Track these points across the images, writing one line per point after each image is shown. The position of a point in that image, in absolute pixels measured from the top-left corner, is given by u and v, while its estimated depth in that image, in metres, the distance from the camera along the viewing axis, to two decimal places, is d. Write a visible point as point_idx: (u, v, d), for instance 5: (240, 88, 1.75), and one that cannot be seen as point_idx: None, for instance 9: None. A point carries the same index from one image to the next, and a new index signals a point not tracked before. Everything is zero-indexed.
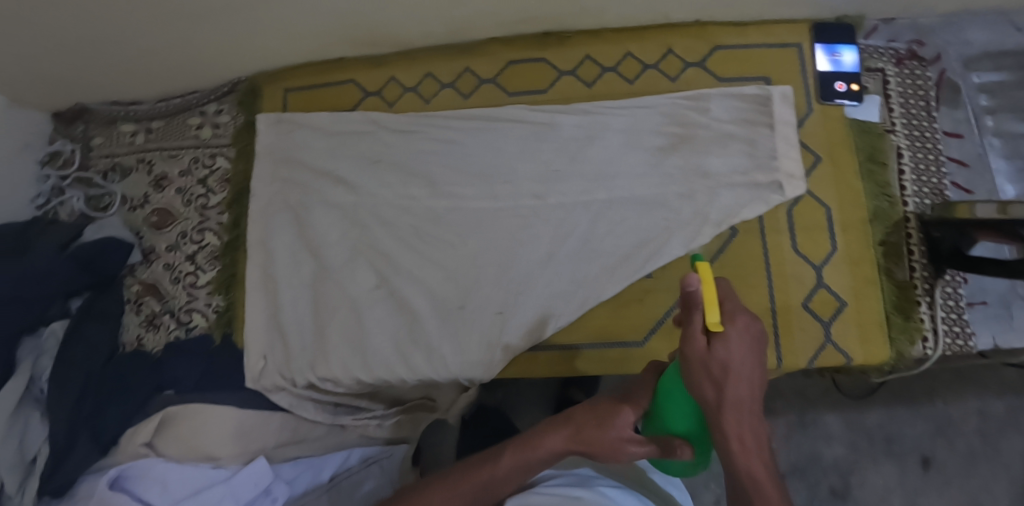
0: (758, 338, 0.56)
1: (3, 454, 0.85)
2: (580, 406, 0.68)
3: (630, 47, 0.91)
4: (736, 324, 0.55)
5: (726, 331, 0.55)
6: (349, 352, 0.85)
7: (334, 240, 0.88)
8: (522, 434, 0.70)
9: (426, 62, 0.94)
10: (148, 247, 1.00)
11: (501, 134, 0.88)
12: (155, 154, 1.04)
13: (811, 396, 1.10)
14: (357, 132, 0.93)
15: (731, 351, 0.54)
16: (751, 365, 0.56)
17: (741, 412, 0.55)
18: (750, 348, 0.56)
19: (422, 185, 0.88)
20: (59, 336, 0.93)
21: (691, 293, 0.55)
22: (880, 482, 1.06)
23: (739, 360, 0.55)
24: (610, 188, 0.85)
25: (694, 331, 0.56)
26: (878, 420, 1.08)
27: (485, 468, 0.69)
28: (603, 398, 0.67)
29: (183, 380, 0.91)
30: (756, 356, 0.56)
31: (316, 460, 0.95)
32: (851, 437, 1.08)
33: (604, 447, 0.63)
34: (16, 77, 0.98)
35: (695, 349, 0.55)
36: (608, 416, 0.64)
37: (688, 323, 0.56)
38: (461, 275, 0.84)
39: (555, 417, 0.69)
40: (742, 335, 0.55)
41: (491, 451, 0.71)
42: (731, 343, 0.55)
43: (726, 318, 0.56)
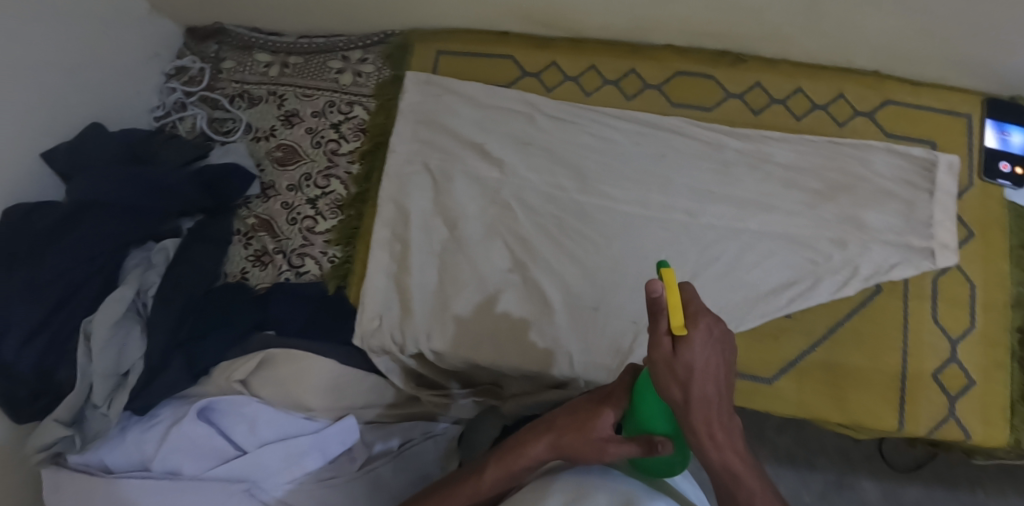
0: (721, 337, 0.52)
1: (101, 361, 0.82)
2: (558, 411, 0.68)
3: (803, 83, 0.89)
4: (702, 326, 0.50)
5: (691, 334, 0.50)
6: (471, 330, 0.83)
7: (472, 214, 0.86)
8: (508, 441, 0.70)
9: (592, 54, 0.92)
10: (268, 183, 0.97)
11: (660, 144, 0.87)
12: (289, 90, 1.01)
13: (853, 459, 1.11)
14: (508, 110, 0.90)
15: (698, 354, 0.50)
16: (718, 366, 0.52)
17: (712, 411, 0.53)
18: (718, 348, 0.51)
19: (572, 177, 0.86)
20: (168, 255, 0.91)
21: (652, 299, 0.50)
22: None
23: (708, 362, 0.51)
24: (762, 220, 0.84)
25: (659, 337, 0.51)
26: (917, 497, 1.08)
27: (469, 481, 0.69)
28: (582, 398, 0.66)
29: (289, 322, 0.89)
30: (723, 357, 0.52)
31: (389, 428, 0.92)
32: None
33: (590, 449, 0.62)
34: None
35: (659, 356, 0.51)
36: (588, 417, 0.64)
37: (653, 329, 0.51)
38: (601, 276, 0.83)
39: (537, 422, 0.69)
40: (708, 335, 0.51)
41: (478, 462, 0.71)
42: (696, 345, 0.50)
43: (689, 320, 0.51)
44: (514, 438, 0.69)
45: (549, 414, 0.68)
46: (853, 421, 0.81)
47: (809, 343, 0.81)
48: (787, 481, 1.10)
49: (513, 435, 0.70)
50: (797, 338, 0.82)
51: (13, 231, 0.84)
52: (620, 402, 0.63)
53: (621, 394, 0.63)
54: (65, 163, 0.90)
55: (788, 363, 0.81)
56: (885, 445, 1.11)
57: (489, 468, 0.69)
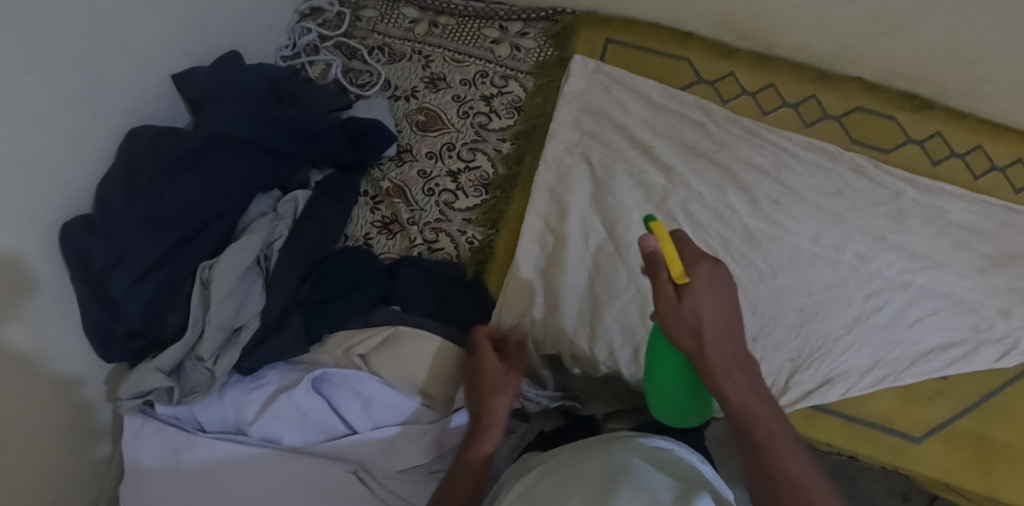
0: (723, 278, 0.54)
1: (220, 312, 0.75)
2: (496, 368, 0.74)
3: (984, 140, 0.85)
4: (701, 266, 0.54)
5: (692, 278, 0.53)
6: (620, 337, 0.79)
7: (635, 220, 0.82)
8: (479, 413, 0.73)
9: (775, 72, 0.88)
10: (405, 146, 0.91)
11: (836, 179, 0.84)
12: (436, 51, 0.94)
13: None
14: (683, 116, 0.86)
15: (702, 297, 0.53)
16: (726, 304, 0.54)
17: (726, 345, 0.54)
18: (722, 286, 0.54)
19: (744, 198, 0.83)
20: (295, 208, 0.84)
21: (648, 255, 0.55)
22: None
23: (713, 303, 0.53)
24: (931, 275, 0.82)
25: (660, 287, 0.54)
26: None
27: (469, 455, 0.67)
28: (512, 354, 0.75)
29: (419, 301, 0.83)
30: (729, 300, 0.54)
31: None
32: None
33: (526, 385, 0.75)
34: None
35: (666, 305, 0.54)
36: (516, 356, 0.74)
37: (655, 282, 0.54)
38: (763, 307, 0.80)
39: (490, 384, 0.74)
40: (710, 275, 0.54)
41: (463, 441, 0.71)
42: (699, 288, 0.53)
43: (689, 266, 0.54)
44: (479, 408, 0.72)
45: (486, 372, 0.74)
46: (995, 496, 0.78)
47: (960, 409, 0.80)
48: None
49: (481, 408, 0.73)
50: (949, 402, 0.80)
51: (136, 155, 0.76)
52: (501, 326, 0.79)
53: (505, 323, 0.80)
54: (199, 90, 0.81)
55: (938, 424, 0.80)
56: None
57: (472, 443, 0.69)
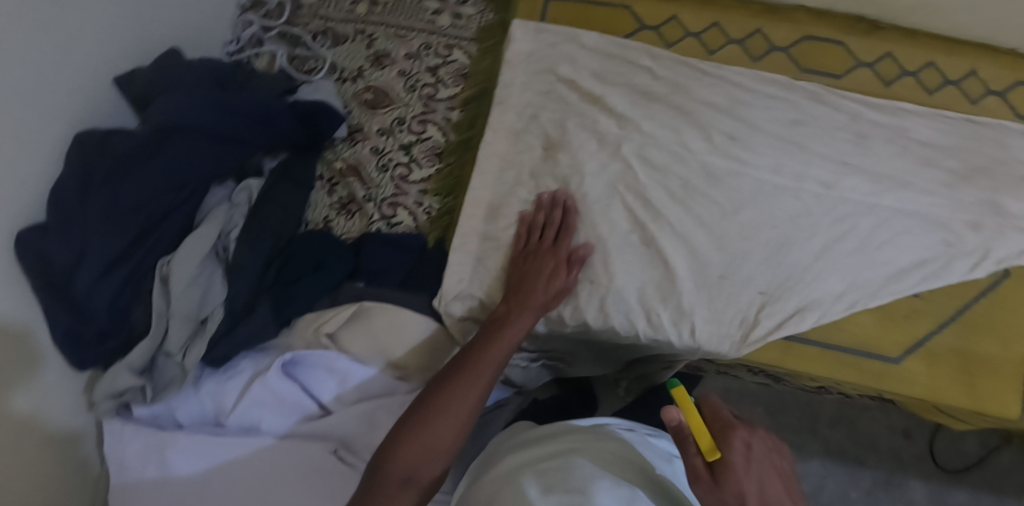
0: (760, 445, 0.56)
1: (184, 300, 0.76)
2: (509, 313, 0.74)
3: (936, 57, 0.85)
4: (735, 435, 0.55)
5: (724, 452, 0.55)
6: (586, 290, 0.78)
7: (592, 171, 0.81)
8: (452, 369, 0.69)
9: (718, 11, 0.87)
10: (356, 125, 0.90)
11: (792, 109, 0.83)
12: (379, 29, 0.94)
13: (904, 460, 1.16)
14: (631, 64, 0.85)
15: (742, 477, 0.53)
16: (771, 479, 0.54)
17: None
18: (761, 457, 0.56)
19: (701, 138, 0.81)
20: (250, 195, 0.84)
21: (675, 426, 0.56)
22: None
23: (754, 480, 0.53)
24: (898, 196, 0.80)
25: (694, 463, 0.55)
26: (964, 500, 1.15)
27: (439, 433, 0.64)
28: (539, 287, 0.75)
29: (387, 275, 0.83)
30: (774, 481, 0.54)
31: None
32: None
33: (558, 298, 0.76)
34: None
35: (702, 484, 0.54)
36: (545, 304, 0.75)
37: (686, 457, 0.56)
38: (730, 245, 0.78)
39: (486, 326, 0.74)
40: (744, 447, 0.55)
41: (420, 417, 0.65)
42: (737, 463, 0.54)
43: (722, 440, 0.56)
44: (465, 363, 0.69)
45: (500, 319, 0.74)
46: (980, 408, 0.78)
47: (938, 323, 0.79)
48: (835, 474, 1.16)
49: (457, 362, 0.70)
50: (927, 319, 0.79)
51: (88, 153, 0.75)
52: (531, 218, 0.80)
53: (536, 212, 0.80)
54: (146, 86, 0.82)
55: (918, 343, 0.78)
56: (935, 447, 1.17)
57: (451, 413, 0.66)
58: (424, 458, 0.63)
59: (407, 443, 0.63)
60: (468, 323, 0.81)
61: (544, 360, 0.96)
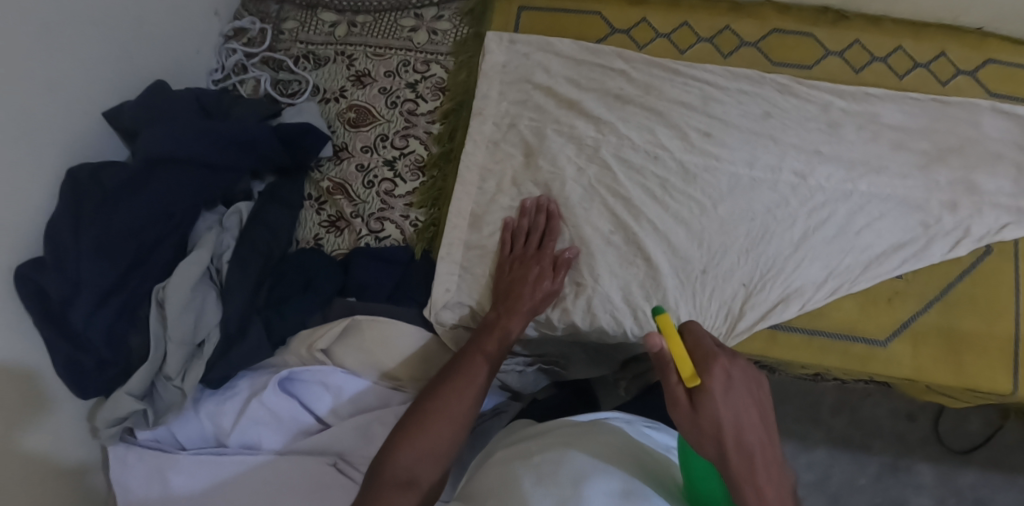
0: (739, 375, 0.54)
1: (178, 326, 0.77)
2: (498, 318, 0.75)
3: (904, 41, 0.87)
4: (716, 364, 0.53)
5: (705, 381, 0.52)
6: (572, 292, 0.80)
7: (570, 175, 0.83)
8: (447, 375, 0.70)
9: (686, 12, 0.89)
10: (340, 145, 0.92)
11: (763, 102, 0.84)
12: (358, 49, 0.96)
13: (910, 443, 1.15)
14: (603, 67, 0.87)
15: (719, 405, 0.51)
16: (746, 406, 0.53)
17: (753, 455, 0.51)
18: (740, 383, 0.54)
19: (675, 136, 0.83)
20: (240, 219, 0.87)
21: (657, 354, 0.52)
22: None
23: (732, 405, 0.52)
24: (872, 182, 0.82)
25: (672, 389, 0.52)
26: (973, 481, 1.14)
27: (428, 437, 0.65)
28: (529, 289, 0.76)
29: (376, 289, 0.85)
30: (749, 406, 0.53)
31: None
32: (941, 492, 1.14)
33: (545, 302, 0.78)
34: None
35: (682, 410, 0.52)
36: (535, 307, 0.77)
37: (666, 385, 0.53)
38: (710, 238, 0.80)
39: (478, 332, 0.75)
40: (724, 375, 0.53)
41: (410, 421, 0.66)
42: (715, 390, 0.52)
43: (703, 368, 0.53)
44: (458, 368, 0.71)
45: (492, 323, 0.75)
46: (970, 385, 0.78)
47: (922, 304, 0.79)
48: (841, 462, 1.15)
49: (450, 368, 0.71)
50: (911, 300, 0.79)
51: (80, 188, 0.78)
52: (515, 225, 0.82)
53: (520, 218, 0.81)
54: (133, 119, 0.84)
55: (902, 324, 0.79)
56: (941, 428, 1.16)
57: (448, 415, 0.67)
58: (422, 460, 0.64)
59: (405, 446, 0.64)
60: (458, 329, 0.83)
61: (539, 365, 0.98)
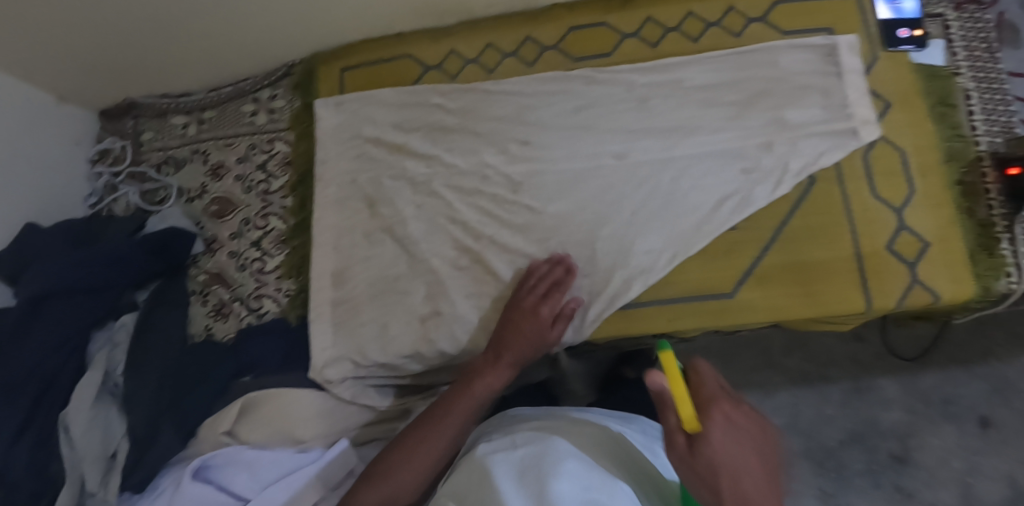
0: (743, 422, 0.55)
1: (88, 444, 0.83)
2: (484, 364, 0.79)
3: (692, 7, 0.91)
4: (717, 407, 0.54)
5: (706, 426, 0.53)
6: (439, 321, 0.85)
7: (410, 214, 0.89)
8: (422, 423, 0.77)
9: (488, 32, 0.94)
10: (210, 237, 0.98)
11: (574, 98, 0.88)
12: (210, 144, 1.02)
13: (865, 361, 1.16)
14: (423, 105, 0.92)
15: (716, 448, 0.52)
16: (748, 454, 0.53)
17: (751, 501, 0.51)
18: (744, 432, 0.54)
19: (497, 152, 0.88)
20: (130, 329, 0.92)
21: (658, 391, 0.54)
22: (938, 442, 1.10)
23: (730, 446, 0.53)
24: (688, 144, 0.85)
25: (672, 434, 0.54)
26: (934, 382, 1.13)
27: (394, 472, 0.75)
28: (519, 340, 0.77)
29: (264, 363, 0.91)
30: (751, 456, 0.53)
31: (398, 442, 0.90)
32: (908, 400, 1.13)
33: (539, 350, 0.79)
34: (83, 71, 0.98)
35: (679, 450, 0.53)
36: (521, 359, 0.79)
37: (666, 427, 0.54)
38: (549, 238, 0.84)
39: (460, 379, 0.80)
40: (726, 421, 0.54)
41: (388, 455, 0.76)
42: (716, 434, 0.53)
43: (705, 410, 0.54)
44: (433, 419, 0.77)
45: (477, 372, 0.79)
46: (829, 312, 0.80)
47: (760, 249, 0.82)
48: (805, 399, 1.15)
49: (430, 412, 0.78)
50: (750, 247, 0.82)
51: None
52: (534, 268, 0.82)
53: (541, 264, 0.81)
54: (10, 266, 0.88)
55: (744, 273, 0.81)
56: (889, 340, 1.16)
57: (415, 464, 0.75)
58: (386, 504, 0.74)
59: (370, 489, 0.74)
60: (348, 381, 0.89)
61: None
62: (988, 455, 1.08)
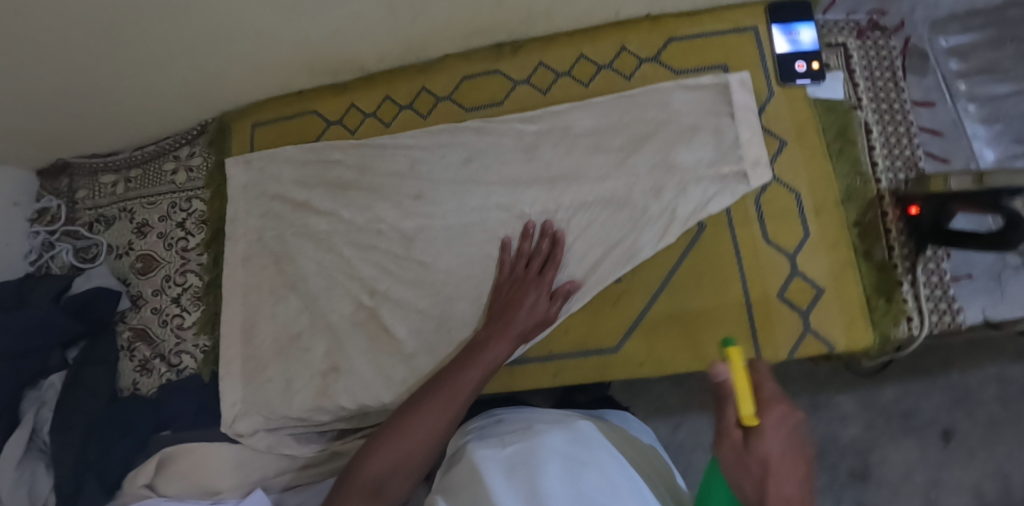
0: (801, 429, 0.55)
1: (14, 501, 0.88)
2: (489, 337, 0.77)
3: (584, 49, 0.89)
4: (775, 409, 0.55)
5: (763, 423, 0.54)
6: (339, 377, 0.87)
7: (312, 271, 0.91)
8: (428, 391, 0.75)
9: (385, 85, 0.94)
10: (136, 293, 1.02)
11: (464, 149, 0.88)
12: (135, 203, 1.06)
13: (821, 379, 0.98)
14: (323, 161, 0.94)
15: (771, 446, 0.53)
16: (798, 458, 0.53)
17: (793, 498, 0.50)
18: (797, 438, 0.55)
19: (391, 207, 0.89)
20: (58, 388, 0.94)
21: (720, 382, 0.56)
22: (902, 459, 0.95)
23: (784, 446, 0.53)
24: (574, 194, 0.84)
25: (728, 429, 0.56)
26: (895, 395, 0.96)
27: (411, 437, 0.72)
28: (524, 315, 0.78)
29: (181, 418, 0.95)
30: (803, 461, 0.53)
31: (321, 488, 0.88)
32: (868, 416, 0.97)
33: (540, 323, 0.79)
34: (11, 146, 1.01)
35: (729, 443, 0.55)
36: (524, 335, 0.78)
37: (723, 421, 0.56)
38: (438, 293, 0.85)
39: (467, 349, 0.78)
40: (784, 423, 0.55)
41: (400, 420, 0.73)
42: (770, 434, 0.54)
43: (763, 410, 0.56)
44: (441, 388, 0.74)
45: (481, 343, 0.77)
46: (717, 365, 0.79)
47: (646, 302, 0.81)
48: None
49: (440, 379, 0.76)
50: (635, 300, 0.81)
51: None
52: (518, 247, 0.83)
53: (523, 241, 0.82)
54: None
55: (631, 326, 0.81)
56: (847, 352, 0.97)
57: (424, 429, 0.72)
58: (395, 470, 0.71)
59: (379, 455, 0.71)
60: (261, 433, 0.93)
61: None
62: (954, 473, 0.93)
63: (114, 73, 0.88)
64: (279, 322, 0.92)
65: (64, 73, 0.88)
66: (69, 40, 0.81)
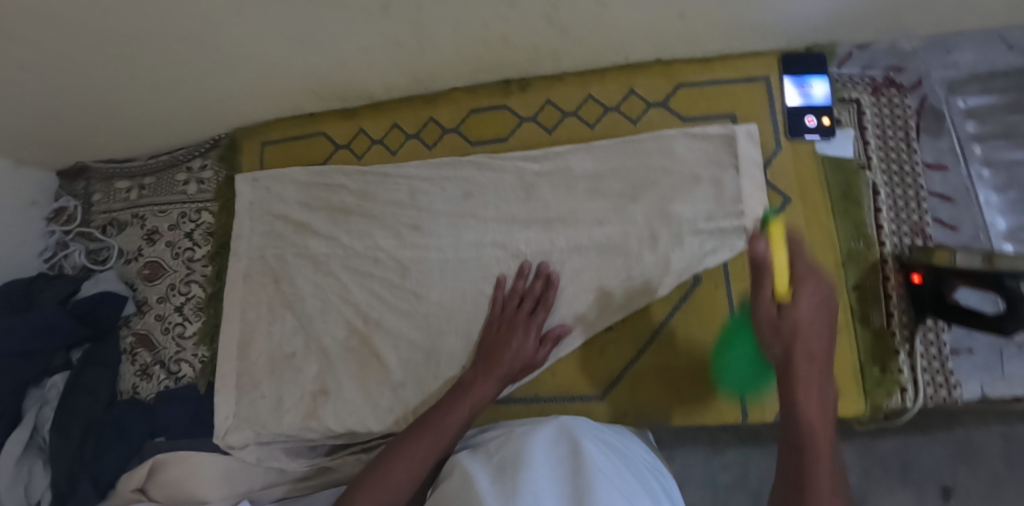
0: (828, 304, 0.64)
1: (10, 497, 0.91)
2: (475, 377, 0.78)
3: (591, 89, 0.89)
4: (811, 286, 0.63)
5: (795, 297, 0.63)
6: (328, 401, 0.88)
7: (309, 292, 0.92)
8: (414, 431, 0.75)
9: (393, 113, 0.95)
10: (142, 299, 1.05)
11: (465, 183, 0.89)
12: (148, 209, 1.08)
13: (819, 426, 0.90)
14: (327, 185, 0.95)
15: (800, 310, 0.62)
16: (822, 320, 0.62)
17: (812, 353, 0.60)
18: (825, 314, 0.63)
19: (389, 235, 0.90)
20: (61, 388, 0.98)
21: (761, 255, 0.62)
22: None
23: (810, 304, 0.62)
24: (571, 236, 0.84)
25: (763, 300, 0.63)
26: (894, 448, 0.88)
27: (396, 478, 0.72)
28: (510, 356, 0.78)
29: (173, 426, 0.98)
30: (828, 330, 0.63)
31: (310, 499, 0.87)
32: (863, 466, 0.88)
33: (527, 364, 0.80)
34: (33, 148, 1.05)
35: (766, 307, 0.63)
36: (510, 376, 0.79)
37: (760, 288, 0.63)
38: (428, 326, 0.86)
39: (453, 389, 0.78)
40: (815, 302, 0.63)
41: (387, 459, 0.74)
42: (801, 304, 0.62)
43: (796, 289, 0.63)
44: (426, 427, 0.75)
45: (465, 383, 0.78)
46: (700, 421, 0.79)
47: (635, 351, 0.82)
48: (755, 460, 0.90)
49: (426, 418, 0.76)
50: (624, 348, 0.82)
51: None
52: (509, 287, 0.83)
53: (517, 282, 0.82)
54: None
55: (617, 376, 0.82)
56: None
57: (410, 469, 0.73)
58: None
59: (365, 495, 0.71)
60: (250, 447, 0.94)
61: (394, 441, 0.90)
62: None
63: (129, 88, 0.91)
64: (273, 339, 0.94)
65: (80, 87, 0.90)
66: (90, 57, 0.84)
